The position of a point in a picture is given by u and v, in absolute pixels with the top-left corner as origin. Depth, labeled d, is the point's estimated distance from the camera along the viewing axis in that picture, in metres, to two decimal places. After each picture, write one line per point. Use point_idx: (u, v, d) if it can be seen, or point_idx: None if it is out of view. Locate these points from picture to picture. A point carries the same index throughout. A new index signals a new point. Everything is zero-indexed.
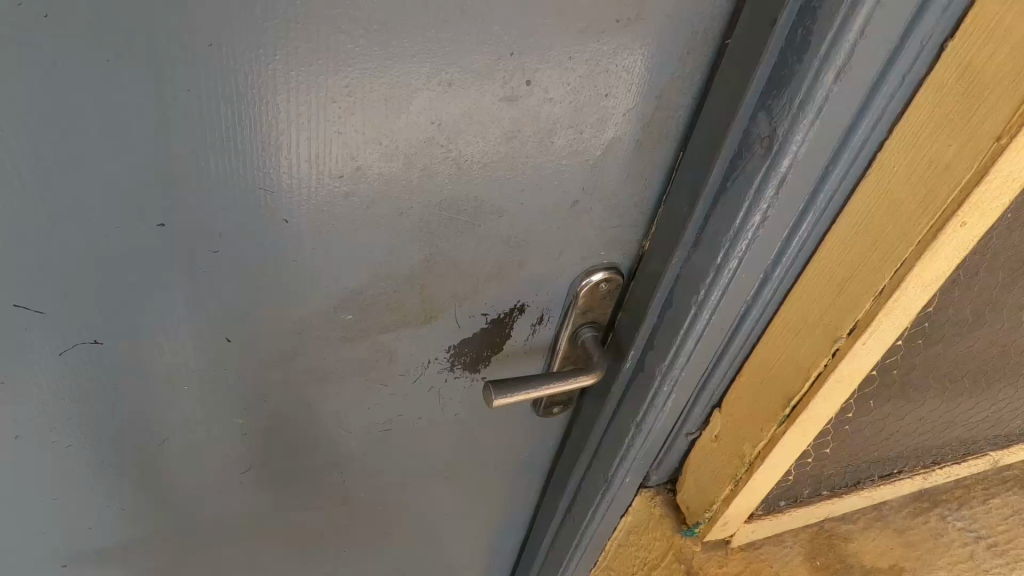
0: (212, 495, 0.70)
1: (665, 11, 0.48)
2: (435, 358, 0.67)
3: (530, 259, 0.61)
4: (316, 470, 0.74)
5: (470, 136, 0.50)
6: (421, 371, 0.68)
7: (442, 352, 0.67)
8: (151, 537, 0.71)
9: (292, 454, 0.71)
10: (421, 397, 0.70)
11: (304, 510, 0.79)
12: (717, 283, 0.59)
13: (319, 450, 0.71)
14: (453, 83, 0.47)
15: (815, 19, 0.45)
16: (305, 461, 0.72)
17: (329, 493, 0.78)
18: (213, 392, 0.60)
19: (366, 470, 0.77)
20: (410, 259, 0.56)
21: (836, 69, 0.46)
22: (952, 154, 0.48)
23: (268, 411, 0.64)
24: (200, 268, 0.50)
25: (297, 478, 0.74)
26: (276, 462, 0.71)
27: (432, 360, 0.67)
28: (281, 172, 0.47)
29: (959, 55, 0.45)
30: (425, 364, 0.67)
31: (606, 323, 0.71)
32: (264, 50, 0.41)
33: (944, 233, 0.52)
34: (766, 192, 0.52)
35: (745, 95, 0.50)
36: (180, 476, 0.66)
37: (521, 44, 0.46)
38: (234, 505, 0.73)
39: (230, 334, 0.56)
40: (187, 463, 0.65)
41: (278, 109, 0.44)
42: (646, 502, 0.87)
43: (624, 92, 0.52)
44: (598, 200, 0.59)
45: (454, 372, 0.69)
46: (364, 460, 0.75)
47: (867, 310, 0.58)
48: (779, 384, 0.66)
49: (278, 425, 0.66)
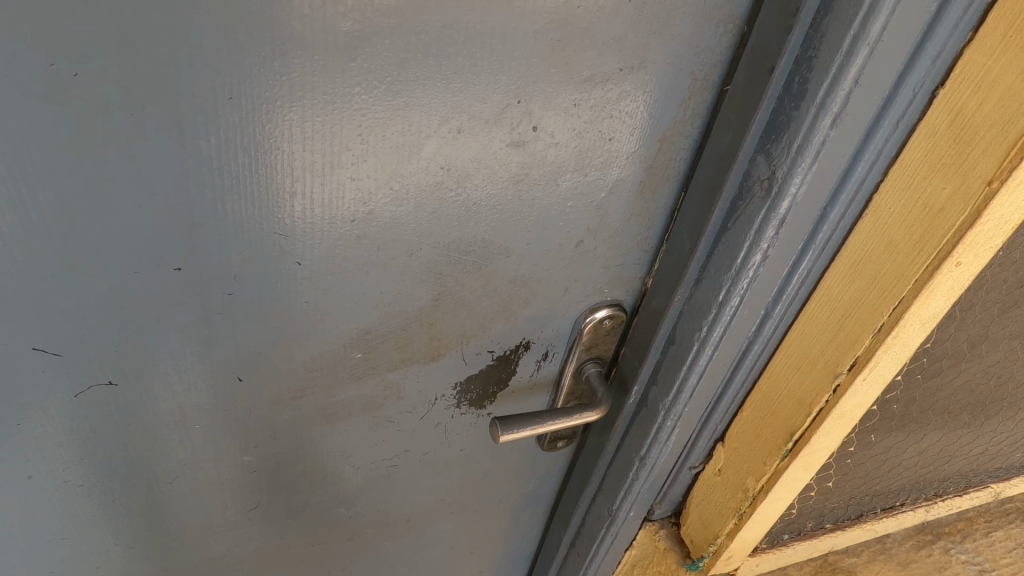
0: (220, 533, 0.70)
1: (666, 61, 0.50)
2: (442, 395, 0.68)
3: (536, 297, 0.62)
4: (323, 507, 0.74)
5: (478, 180, 0.52)
6: (428, 408, 0.68)
7: (449, 389, 0.67)
8: None
9: (299, 491, 0.71)
10: (427, 433, 0.71)
11: (310, 547, 0.79)
12: (718, 320, 0.60)
13: (326, 486, 0.72)
14: (463, 129, 0.48)
15: (811, 69, 0.47)
16: (312, 497, 0.72)
17: (335, 529, 0.78)
18: (223, 431, 0.60)
19: (372, 506, 0.77)
20: (419, 299, 0.58)
21: (833, 115, 0.47)
22: (946, 197, 0.50)
23: (277, 448, 0.65)
24: (215, 310, 0.51)
25: (304, 515, 0.74)
26: (284, 499, 0.71)
27: (439, 397, 0.68)
28: (294, 217, 0.48)
29: (950, 102, 0.48)
30: (432, 401, 0.68)
31: (610, 358, 0.72)
32: (281, 102, 0.43)
33: (941, 272, 0.53)
34: (766, 232, 0.54)
35: (745, 139, 0.52)
36: (188, 515, 0.66)
37: (528, 92, 0.48)
38: (241, 543, 0.73)
39: (241, 373, 0.56)
40: (195, 501, 0.65)
41: (294, 157, 0.45)
42: (650, 536, 0.86)
43: (628, 136, 0.54)
44: (602, 239, 0.60)
45: (460, 409, 0.70)
46: (370, 495, 0.75)
47: (867, 346, 0.59)
48: (782, 419, 0.67)
49: (286, 461, 0.66)
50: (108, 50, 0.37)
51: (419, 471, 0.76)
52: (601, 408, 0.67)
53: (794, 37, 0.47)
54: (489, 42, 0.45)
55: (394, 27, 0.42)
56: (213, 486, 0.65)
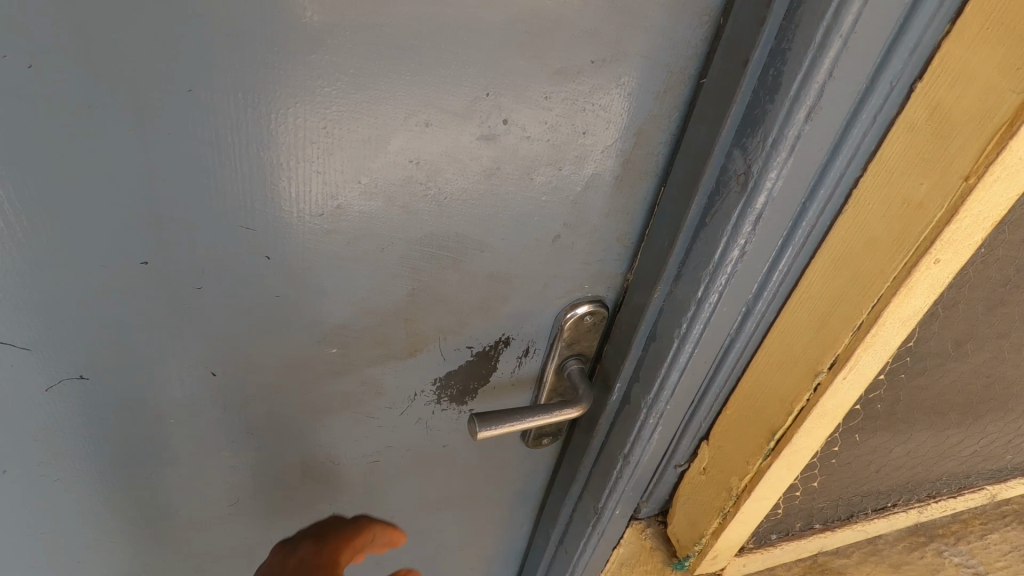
0: (203, 527, 0.70)
1: (639, 53, 0.49)
2: (423, 391, 0.68)
3: (514, 293, 0.62)
4: (306, 502, 0.74)
5: (449, 174, 0.51)
6: (408, 404, 0.68)
7: (429, 384, 0.67)
8: (140, 569, 0.71)
9: (281, 485, 0.71)
10: (409, 429, 0.71)
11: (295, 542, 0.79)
12: (698, 317, 0.59)
13: (308, 481, 0.72)
14: (431, 123, 0.48)
15: (785, 61, 0.46)
16: (295, 492, 0.72)
17: None
18: (201, 425, 0.60)
19: (356, 502, 0.77)
20: (395, 294, 0.57)
21: (807, 108, 0.46)
22: (924, 192, 0.50)
23: (257, 443, 0.65)
24: (185, 304, 0.51)
25: (288, 510, 0.74)
26: (266, 494, 0.71)
27: (419, 393, 0.67)
28: (262, 211, 0.48)
29: (927, 97, 0.47)
30: (412, 397, 0.68)
31: (593, 355, 0.72)
32: (243, 94, 0.42)
33: (919, 269, 0.53)
34: (743, 227, 0.53)
35: (721, 133, 0.51)
36: (170, 509, 0.66)
37: (497, 84, 0.47)
38: (225, 539, 0.73)
39: (215, 368, 0.56)
40: (175, 494, 0.65)
41: (259, 150, 0.45)
42: (637, 535, 0.85)
43: (603, 129, 0.53)
44: (580, 234, 0.59)
45: (440, 404, 0.70)
46: (354, 491, 0.75)
47: (846, 344, 0.59)
48: (765, 418, 0.67)
49: (266, 456, 0.66)
50: (63, 41, 0.37)
51: (403, 467, 0.76)
52: (582, 406, 0.67)
53: (767, 28, 0.46)
54: (454, 34, 0.44)
55: (355, 19, 0.41)
56: (194, 480, 0.65)
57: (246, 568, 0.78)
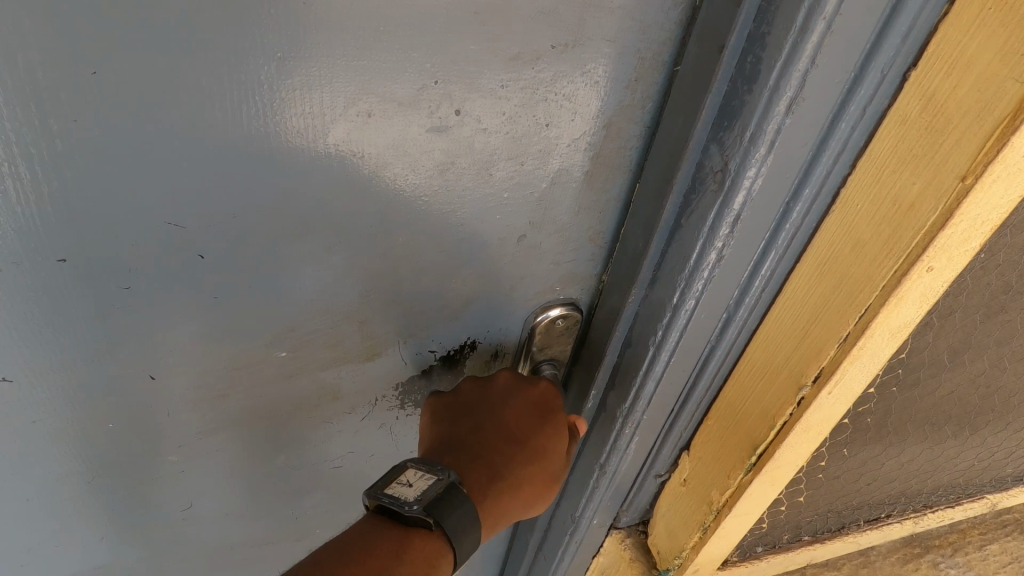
0: (155, 530, 0.67)
1: (605, 37, 0.45)
2: (384, 396, 0.64)
3: (478, 295, 0.58)
4: (266, 507, 0.71)
5: (399, 169, 0.47)
6: (369, 410, 0.64)
7: (391, 390, 0.63)
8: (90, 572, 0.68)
9: (237, 491, 0.67)
10: (371, 435, 0.67)
11: (256, 547, 0.76)
12: (673, 324, 0.55)
13: (266, 486, 0.69)
14: (373, 113, 0.44)
15: (764, 47, 0.41)
16: (252, 497, 0.69)
17: (281, 530, 0.75)
18: (143, 431, 0.57)
19: (319, 505, 0.74)
20: (346, 296, 0.53)
21: (788, 100, 0.42)
22: (916, 192, 0.45)
23: (207, 449, 0.61)
24: (113, 304, 0.47)
25: (246, 516, 0.71)
26: (221, 500, 0.67)
27: (380, 398, 0.64)
28: (189, 208, 0.44)
29: (920, 87, 0.42)
30: (372, 402, 0.64)
31: (567, 359, 0.67)
32: (155, 80, 0.38)
33: (911, 277, 0.48)
34: (720, 230, 0.48)
35: (696, 126, 0.46)
36: (118, 513, 0.63)
37: (446, 71, 0.43)
38: (181, 544, 0.70)
39: (153, 371, 0.53)
40: (122, 496, 0.62)
41: (178, 142, 0.41)
42: (616, 544, 0.82)
43: (568, 121, 0.49)
44: (547, 233, 0.55)
45: (404, 410, 0.66)
46: (316, 494, 0.73)
47: (832, 356, 0.55)
48: (745, 430, 0.63)
49: (218, 462, 0.63)
50: None
51: (370, 472, 0.73)
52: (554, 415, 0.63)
53: (745, 10, 0.41)
54: (393, 15, 0.40)
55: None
56: (140, 484, 0.62)
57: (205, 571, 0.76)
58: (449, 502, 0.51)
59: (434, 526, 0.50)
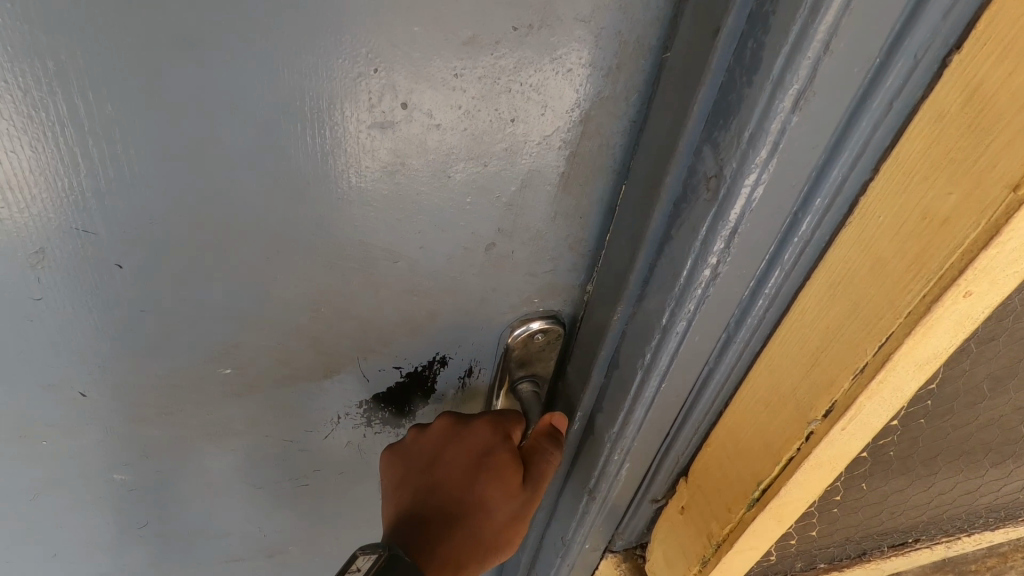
0: (113, 543, 0.64)
1: (579, 17, 0.37)
2: (346, 414, 0.58)
3: (444, 309, 0.52)
4: (230, 525, 0.67)
5: (338, 171, 0.41)
6: (331, 428, 0.59)
7: (353, 407, 0.58)
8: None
9: (196, 509, 0.63)
10: (338, 454, 0.62)
11: (225, 562, 0.71)
12: (663, 348, 0.48)
13: (227, 505, 0.64)
14: (303, 107, 0.37)
15: (767, 31, 0.33)
16: (214, 514, 0.64)
17: (250, 548, 0.71)
18: (83, 448, 0.53)
19: (289, 525, 0.69)
20: (292, 310, 0.48)
21: (793, 97, 0.34)
22: (953, 204, 0.38)
23: (156, 466, 0.57)
24: (26, 316, 0.43)
25: (209, 532, 0.67)
26: (180, 517, 0.63)
27: (343, 416, 0.58)
28: (94, 215, 0.39)
29: (964, 75, 0.34)
30: (335, 420, 0.59)
31: (551, 376, 0.61)
32: (25, 70, 0.32)
33: (943, 303, 0.41)
34: (714, 244, 0.41)
35: (685, 126, 0.39)
36: (68, 525, 0.60)
37: (385, 57, 0.36)
38: (143, 556, 0.67)
39: (84, 390, 0.48)
40: (70, 512, 0.58)
41: (67, 143, 0.35)
42: (611, 568, 0.76)
43: (538, 115, 0.41)
44: (519, 241, 0.49)
45: (371, 428, 0.61)
46: (284, 515, 0.67)
47: (846, 389, 0.48)
48: (749, 463, 0.56)
49: (169, 480, 0.59)
50: None
51: (345, 489, 0.68)
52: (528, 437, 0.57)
53: None
54: None
55: None
56: (87, 501, 0.58)
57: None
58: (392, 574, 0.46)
59: None
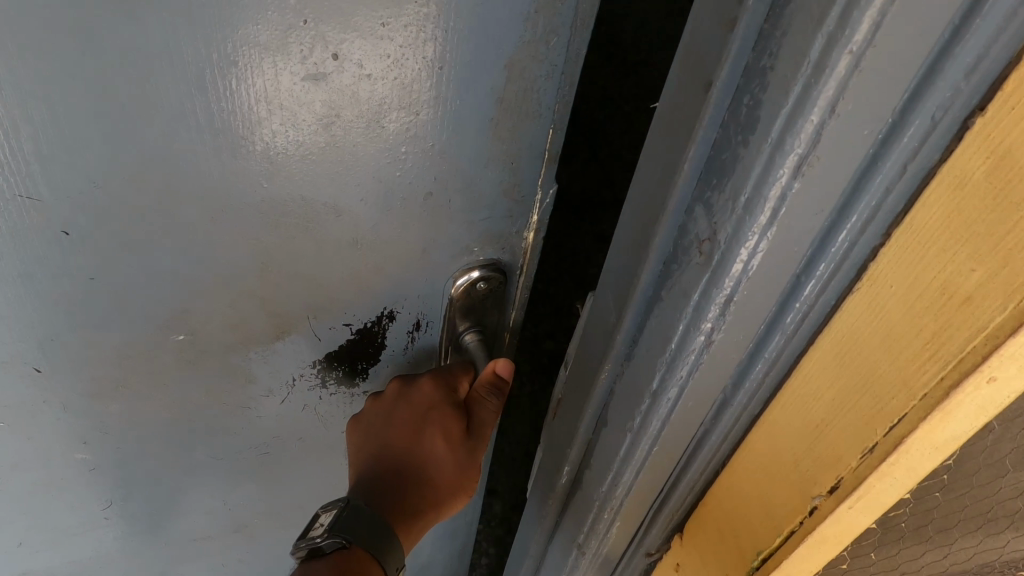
0: (91, 505, 0.66)
1: None
2: (302, 375, 0.60)
3: (388, 267, 0.52)
4: (204, 484, 0.69)
5: (274, 125, 0.41)
6: (289, 390, 0.61)
7: (308, 367, 0.59)
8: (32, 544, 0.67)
9: (168, 469, 0.65)
10: (298, 415, 0.64)
11: (202, 519, 0.74)
12: (653, 412, 0.44)
13: (199, 466, 0.66)
14: (237, 61, 0.37)
15: (764, 85, 0.30)
16: (186, 474, 0.66)
17: (224, 503, 0.73)
18: (50, 417, 0.54)
19: (260, 483, 0.72)
20: (241, 273, 0.49)
21: (794, 164, 0.30)
22: (976, 283, 0.33)
23: (124, 431, 0.58)
24: None
25: (183, 492, 0.69)
26: (153, 477, 0.65)
27: (299, 377, 0.60)
28: (37, 177, 0.39)
29: (987, 138, 0.30)
30: (290, 382, 0.60)
31: (494, 327, 0.62)
32: None
33: (963, 392, 0.36)
34: (707, 313, 0.37)
35: (684, 218, 0.36)
36: (52, 487, 0.62)
37: (312, 6, 0.35)
38: (126, 517, 0.69)
39: (39, 364, 0.49)
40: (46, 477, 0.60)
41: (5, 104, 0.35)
42: None
43: (468, 61, 0.40)
44: (456, 192, 0.48)
45: (326, 387, 0.62)
46: (254, 473, 0.70)
47: (852, 468, 0.43)
48: (749, 530, 0.52)
49: (138, 442, 0.60)
50: None
51: (309, 444, 0.69)
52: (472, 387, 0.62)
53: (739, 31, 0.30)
54: None
55: None
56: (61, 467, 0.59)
57: (154, 539, 0.75)
58: (355, 518, 0.57)
59: (350, 544, 0.56)
